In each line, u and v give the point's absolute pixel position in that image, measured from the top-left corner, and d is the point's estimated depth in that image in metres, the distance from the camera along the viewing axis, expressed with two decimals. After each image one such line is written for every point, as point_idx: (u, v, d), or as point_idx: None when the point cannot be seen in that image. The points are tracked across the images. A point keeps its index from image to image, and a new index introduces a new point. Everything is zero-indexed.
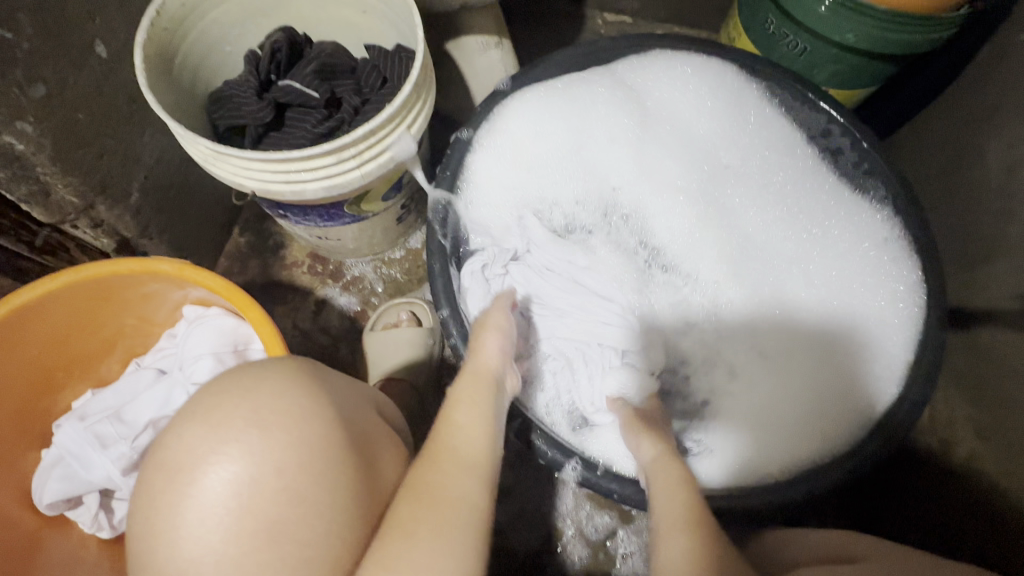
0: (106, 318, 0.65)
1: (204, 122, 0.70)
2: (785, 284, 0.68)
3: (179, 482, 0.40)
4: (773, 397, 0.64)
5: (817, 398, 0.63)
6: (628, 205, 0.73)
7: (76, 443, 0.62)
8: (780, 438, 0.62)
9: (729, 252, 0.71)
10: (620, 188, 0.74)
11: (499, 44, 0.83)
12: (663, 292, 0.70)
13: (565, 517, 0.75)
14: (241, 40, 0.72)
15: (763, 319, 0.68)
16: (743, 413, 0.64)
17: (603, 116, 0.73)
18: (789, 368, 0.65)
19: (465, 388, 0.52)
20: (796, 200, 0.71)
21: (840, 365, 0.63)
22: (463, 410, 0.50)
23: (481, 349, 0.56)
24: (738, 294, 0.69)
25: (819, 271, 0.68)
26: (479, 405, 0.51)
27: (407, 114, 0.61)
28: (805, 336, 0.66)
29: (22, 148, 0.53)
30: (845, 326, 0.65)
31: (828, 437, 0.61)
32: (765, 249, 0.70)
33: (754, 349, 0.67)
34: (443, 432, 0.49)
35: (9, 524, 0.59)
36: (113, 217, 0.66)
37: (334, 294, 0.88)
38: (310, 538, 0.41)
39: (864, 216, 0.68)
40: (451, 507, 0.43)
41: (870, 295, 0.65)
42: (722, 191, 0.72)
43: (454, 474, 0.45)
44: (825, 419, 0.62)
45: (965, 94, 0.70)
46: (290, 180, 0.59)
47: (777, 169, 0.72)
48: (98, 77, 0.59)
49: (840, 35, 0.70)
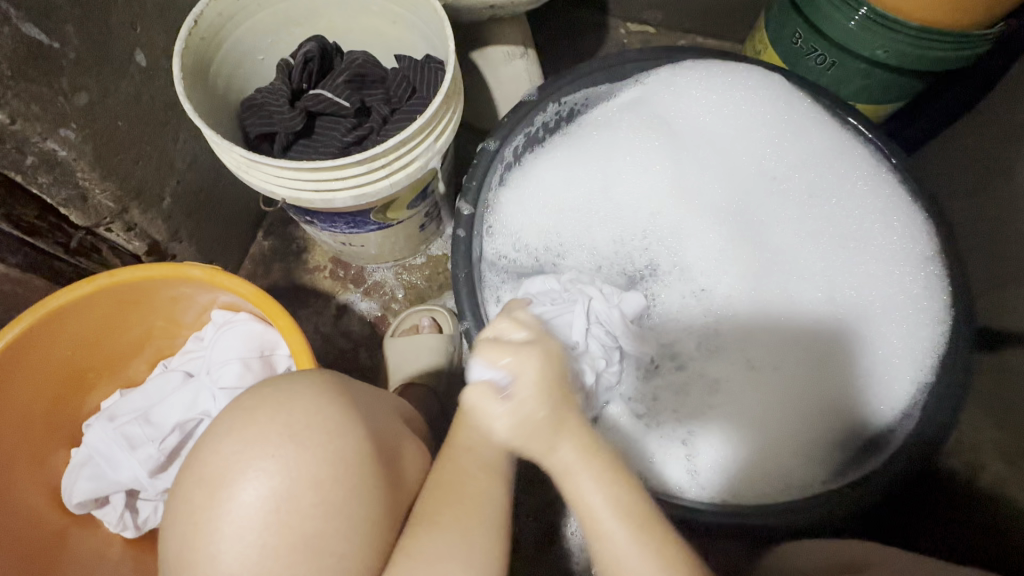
0: (136, 320, 0.66)
1: (235, 129, 0.71)
2: (801, 299, 0.69)
3: (214, 488, 0.41)
4: (780, 417, 0.66)
5: (816, 417, 0.66)
6: (652, 227, 0.75)
7: (104, 443, 0.63)
8: (777, 452, 0.65)
9: (753, 274, 0.71)
10: (642, 212, 0.75)
11: (525, 54, 0.84)
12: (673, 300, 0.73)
13: (583, 529, 0.75)
14: (273, 49, 0.73)
15: (775, 338, 0.69)
16: (747, 429, 0.66)
17: (623, 145, 0.75)
18: (795, 388, 0.67)
19: (473, 397, 0.51)
20: (828, 226, 0.70)
21: (847, 392, 0.65)
22: (482, 435, 0.47)
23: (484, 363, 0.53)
24: (754, 312, 0.70)
25: (839, 288, 0.68)
26: (488, 413, 0.50)
27: (437, 125, 0.62)
28: (822, 361, 0.67)
29: (64, 154, 0.54)
30: (863, 353, 0.65)
31: (823, 454, 0.64)
32: (789, 276, 0.70)
33: (746, 362, 0.69)
34: (455, 450, 0.47)
35: (39, 521, 0.60)
36: (146, 220, 0.67)
37: (355, 299, 0.89)
38: (338, 557, 0.41)
39: (901, 243, 0.65)
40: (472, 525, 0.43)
41: (905, 332, 0.63)
42: (752, 210, 0.73)
43: (473, 492, 0.45)
44: (819, 438, 0.65)
45: (996, 110, 0.69)
46: (321, 188, 0.60)
47: (817, 184, 0.70)
48: (138, 85, 0.61)
49: (870, 51, 0.69)
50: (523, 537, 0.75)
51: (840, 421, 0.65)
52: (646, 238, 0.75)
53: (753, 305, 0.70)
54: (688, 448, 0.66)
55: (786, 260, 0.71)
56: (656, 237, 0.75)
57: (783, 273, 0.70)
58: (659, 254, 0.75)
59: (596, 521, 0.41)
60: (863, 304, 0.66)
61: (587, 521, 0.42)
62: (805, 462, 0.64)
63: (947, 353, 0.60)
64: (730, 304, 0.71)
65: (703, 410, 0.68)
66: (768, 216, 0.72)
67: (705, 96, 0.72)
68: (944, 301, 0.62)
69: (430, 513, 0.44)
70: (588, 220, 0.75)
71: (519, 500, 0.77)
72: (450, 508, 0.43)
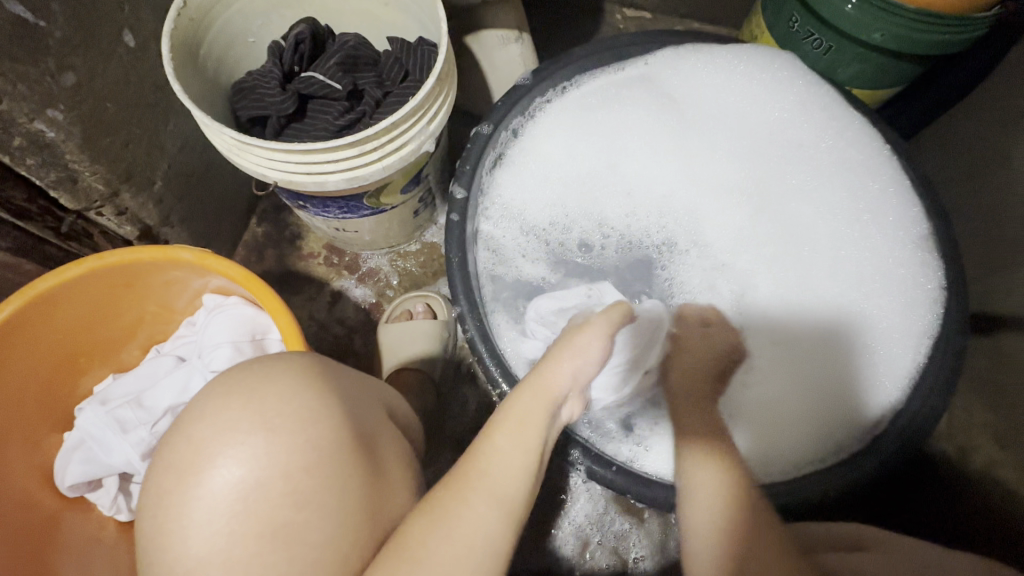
0: (128, 305, 0.66)
1: (226, 112, 0.71)
2: (814, 280, 0.68)
3: (206, 467, 0.41)
4: (789, 397, 0.64)
5: (835, 398, 0.63)
6: (667, 206, 0.73)
7: (97, 427, 0.63)
8: (791, 435, 0.62)
9: (770, 254, 0.70)
10: (655, 191, 0.73)
11: (519, 39, 0.83)
12: (692, 275, 0.71)
13: (578, 514, 0.76)
14: (264, 31, 0.72)
15: (785, 319, 0.67)
16: (757, 412, 0.64)
17: (633, 123, 0.73)
18: (811, 370, 0.65)
19: (522, 406, 0.43)
20: (835, 209, 0.69)
21: (861, 376, 0.63)
22: (511, 447, 0.43)
23: (552, 366, 0.45)
24: (776, 292, 0.69)
25: (846, 269, 0.67)
26: (527, 432, 0.43)
27: (429, 107, 0.61)
28: (836, 346, 0.65)
29: (52, 135, 0.54)
30: (870, 335, 0.64)
31: (840, 436, 0.61)
32: (810, 259, 0.69)
33: (776, 339, 0.67)
34: (482, 454, 0.43)
35: (33, 503, 0.60)
36: (137, 204, 0.67)
37: (349, 285, 0.88)
38: (321, 539, 0.41)
39: (896, 220, 0.65)
40: (461, 560, 0.39)
41: (901, 312, 0.63)
42: (769, 187, 0.72)
43: (478, 506, 0.41)
44: (836, 422, 0.62)
45: (993, 95, 0.69)
46: (313, 171, 0.60)
47: (826, 165, 0.70)
48: (126, 66, 0.60)
49: (867, 35, 0.69)
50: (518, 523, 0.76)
51: (863, 404, 0.61)
52: (662, 217, 0.73)
53: (774, 285, 0.69)
54: (656, 440, 0.63)
55: (798, 237, 0.70)
56: (671, 216, 0.73)
57: (801, 254, 0.69)
58: (677, 230, 0.73)
59: (693, 484, 0.49)
60: (873, 288, 0.65)
61: (691, 505, 0.48)
62: (817, 437, 0.62)
63: (943, 337, 0.60)
64: (752, 283, 0.70)
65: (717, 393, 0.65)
66: (781, 196, 0.71)
67: (712, 80, 0.73)
68: (937, 277, 0.62)
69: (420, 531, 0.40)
70: (598, 195, 0.73)
71: None
72: (434, 532, 0.40)
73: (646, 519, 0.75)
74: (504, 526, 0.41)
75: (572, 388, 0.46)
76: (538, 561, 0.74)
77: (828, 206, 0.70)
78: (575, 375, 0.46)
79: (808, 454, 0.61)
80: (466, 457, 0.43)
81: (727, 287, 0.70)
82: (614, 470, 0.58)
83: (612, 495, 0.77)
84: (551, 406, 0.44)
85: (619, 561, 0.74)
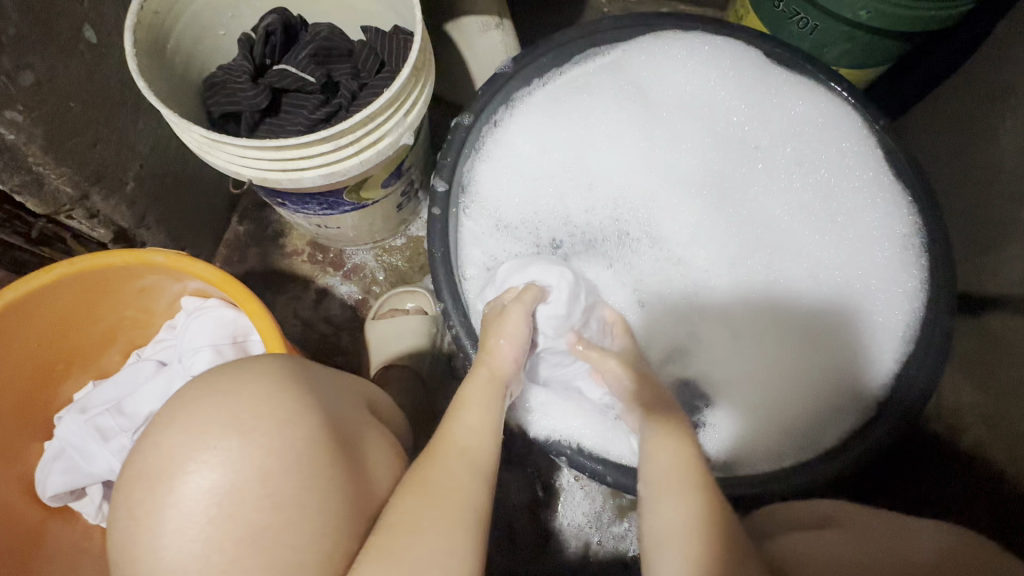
0: (104, 310, 0.64)
1: (199, 108, 0.69)
2: (778, 275, 0.67)
3: (179, 478, 0.40)
4: (762, 382, 0.65)
5: (805, 384, 0.63)
6: (624, 197, 0.72)
7: (77, 435, 0.62)
8: (766, 427, 0.63)
9: (729, 249, 0.69)
10: (613, 182, 0.72)
11: (500, 25, 0.81)
12: (650, 265, 0.70)
13: (573, 506, 0.76)
14: (235, 23, 0.70)
15: (747, 310, 0.67)
16: (744, 403, 0.64)
17: (601, 119, 0.72)
18: (775, 358, 0.65)
19: (475, 387, 0.52)
20: (813, 201, 0.68)
21: (833, 367, 0.63)
22: (474, 420, 0.50)
23: (496, 353, 0.54)
24: (729, 283, 0.68)
25: (826, 261, 0.66)
26: (487, 407, 0.51)
27: (405, 99, 0.60)
28: (795, 339, 0.65)
29: (13, 138, 0.52)
30: (846, 331, 0.63)
31: (821, 420, 0.62)
32: (777, 252, 0.68)
33: (731, 330, 0.67)
34: (445, 432, 0.49)
35: (15, 516, 0.59)
36: (109, 207, 0.65)
37: (335, 283, 0.87)
38: (298, 543, 0.40)
39: (884, 215, 0.64)
40: (454, 513, 0.43)
41: (881, 301, 0.63)
42: (739, 176, 0.70)
43: (452, 473, 0.45)
44: (808, 405, 0.62)
45: (981, 71, 0.67)
46: (288, 168, 0.58)
47: (819, 151, 0.68)
48: (89, 64, 0.58)
49: (852, 12, 0.67)
50: (515, 516, 0.76)
51: (828, 393, 0.62)
52: (617, 208, 0.72)
53: (731, 281, 0.68)
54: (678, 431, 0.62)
55: (769, 235, 0.68)
56: (628, 207, 0.72)
57: (761, 241, 0.68)
58: (631, 221, 0.72)
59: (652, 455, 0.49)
60: (846, 280, 0.65)
61: (656, 473, 0.48)
62: (780, 432, 0.62)
63: (930, 321, 0.59)
64: (702, 276, 0.69)
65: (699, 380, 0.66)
66: (749, 174, 0.70)
67: (684, 74, 0.71)
68: (919, 270, 0.62)
69: (408, 503, 0.43)
70: (563, 180, 0.72)
71: (509, 480, 0.77)
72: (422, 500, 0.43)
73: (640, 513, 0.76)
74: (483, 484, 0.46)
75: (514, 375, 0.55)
76: (533, 555, 0.75)
77: (802, 196, 0.69)
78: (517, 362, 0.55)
79: (779, 450, 0.61)
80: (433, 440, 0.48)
81: (679, 276, 0.70)
82: (621, 471, 0.57)
83: (606, 489, 0.76)
84: (500, 384, 0.53)
85: (614, 555, 0.74)
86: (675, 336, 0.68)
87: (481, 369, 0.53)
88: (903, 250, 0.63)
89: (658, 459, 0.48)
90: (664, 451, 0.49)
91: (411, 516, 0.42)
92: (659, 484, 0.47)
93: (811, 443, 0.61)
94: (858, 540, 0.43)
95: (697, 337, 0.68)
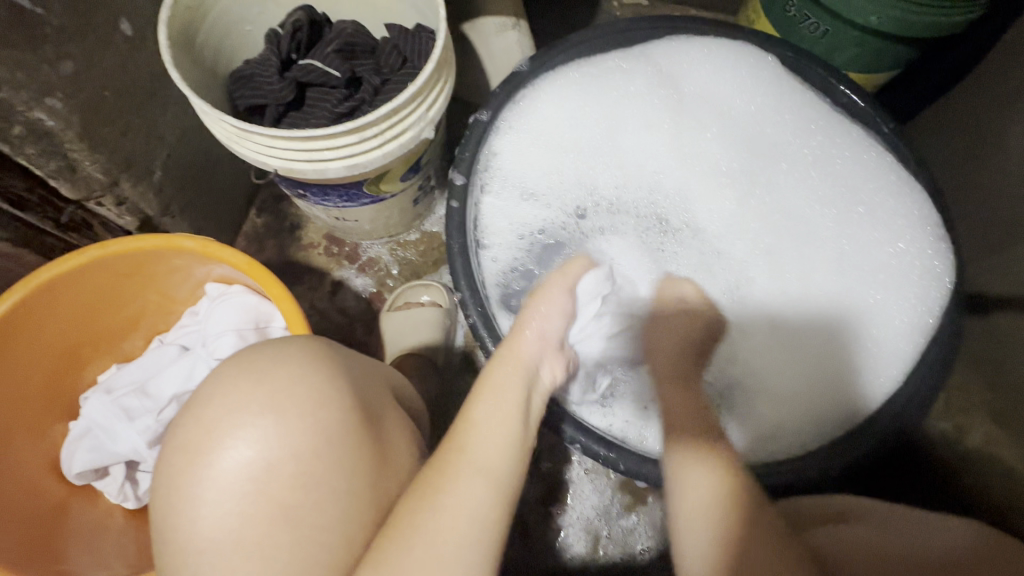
0: (130, 294, 0.66)
1: (225, 101, 0.71)
2: (811, 265, 0.67)
3: (213, 451, 0.41)
4: (790, 374, 0.64)
5: (834, 375, 0.63)
6: (657, 184, 0.72)
7: (103, 415, 0.64)
8: (797, 416, 0.63)
9: (763, 238, 0.70)
10: (646, 168, 0.73)
11: (517, 25, 0.83)
12: (687, 259, 0.70)
13: (583, 497, 0.77)
14: (261, 19, 0.72)
15: (778, 301, 0.67)
16: (765, 396, 0.65)
17: (631, 107, 0.73)
18: (800, 347, 0.66)
19: (497, 375, 0.50)
20: (832, 196, 0.69)
21: (862, 355, 0.63)
22: (489, 422, 0.47)
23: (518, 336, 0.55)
24: (770, 278, 0.68)
25: (856, 260, 0.66)
26: (501, 398, 0.48)
27: (428, 94, 0.61)
28: (829, 328, 0.65)
29: (51, 124, 0.54)
30: (874, 323, 0.64)
31: (846, 409, 0.62)
32: (801, 242, 0.69)
33: (767, 319, 0.67)
34: (463, 429, 0.46)
35: (40, 493, 0.60)
36: (137, 194, 0.66)
37: (350, 275, 0.89)
38: (328, 514, 0.41)
39: (894, 219, 0.66)
40: (460, 519, 0.40)
41: (889, 296, 0.64)
42: (772, 168, 0.71)
43: (464, 478, 0.43)
44: (839, 396, 0.62)
45: (989, 76, 0.69)
46: (313, 159, 0.60)
47: (835, 152, 0.69)
48: (123, 55, 0.60)
49: (863, 18, 0.69)
50: (527, 507, 0.77)
51: (855, 388, 0.62)
52: (653, 195, 0.72)
53: (770, 273, 0.68)
54: None
55: (797, 225, 0.69)
56: (663, 194, 0.72)
57: (796, 236, 0.69)
58: (669, 209, 0.72)
59: (687, 488, 0.46)
60: (869, 274, 0.66)
61: (692, 506, 0.45)
62: (797, 415, 0.63)
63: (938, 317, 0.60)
64: (746, 265, 0.69)
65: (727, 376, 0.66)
66: (779, 172, 0.71)
67: (710, 68, 0.72)
68: (930, 272, 0.63)
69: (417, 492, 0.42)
70: (592, 170, 0.73)
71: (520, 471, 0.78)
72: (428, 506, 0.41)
73: (648, 506, 0.77)
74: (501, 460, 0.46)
75: (540, 351, 0.54)
76: (544, 545, 0.76)
77: (830, 199, 0.69)
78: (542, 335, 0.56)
79: (794, 433, 0.62)
80: (447, 438, 0.46)
81: (722, 268, 0.70)
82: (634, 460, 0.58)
83: (616, 482, 0.78)
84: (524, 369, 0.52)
85: (623, 548, 0.75)
86: (716, 334, 0.67)
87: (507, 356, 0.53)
88: (916, 249, 0.64)
89: (695, 492, 0.45)
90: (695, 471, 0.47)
91: (414, 516, 0.41)
92: (688, 514, 0.45)
93: (818, 430, 0.62)
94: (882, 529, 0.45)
95: (744, 327, 0.67)
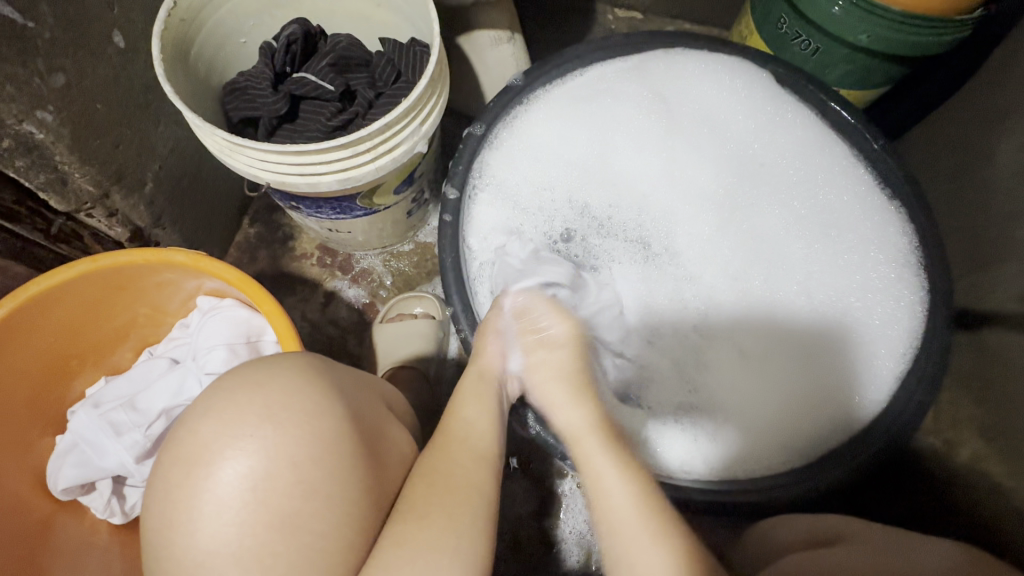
0: (119, 307, 0.65)
1: (218, 112, 0.71)
2: (789, 288, 0.68)
3: (198, 472, 0.41)
4: (771, 397, 0.64)
5: (809, 396, 0.64)
6: (645, 208, 0.72)
7: (90, 430, 0.63)
8: (776, 439, 0.63)
9: (743, 264, 0.70)
10: (634, 190, 0.73)
11: (511, 39, 0.83)
12: (665, 284, 0.70)
13: (576, 512, 0.77)
14: (256, 31, 0.72)
15: (757, 321, 0.67)
16: (745, 417, 0.64)
17: (620, 125, 0.73)
18: (776, 368, 0.66)
19: (471, 385, 0.56)
20: (814, 224, 0.70)
21: (835, 373, 0.64)
22: (473, 413, 0.53)
23: (483, 351, 0.59)
24: (732, 299, 0.69)
25: (832, 277, 0.67)
26: (484, 401, 0.55)
27: (422, 109, 0.62)
28: (804, 345, 0.66)
29: (41, 136, 0.53)
30: (855, 342, 0.65)
31: (823, 430, 0.62)
32: (778, 263, 0.69)
33: (738, 349, 0.67)
34: (450, 424, 0.52)
35: (26, 507, 0.59)
36: (128, 206, 0.66)
37: (343, 286, 0.88)
38: (315, 537, 0.41)
39: (879, 238, 0.66)
40: (464, 499, 0.45)
41: (883, 317, 0.64)
42: (753, 192, 0.71)
43: (464, 461, 0.48)
44: (814, 415, 0.63)
45: (978, 94, 0.70)
46: (306, 172, 0.59)
47: (816, 173, 0.70)
48: (116, 66, 0.60)
49: (853, 36, 0.69)
50: (520, 521, 0.77)
51: (837, 409, 0.62)
52: (641, 216, 0.72)
53: (741, 295, 0.69)
54: (671, 440, 0.63)
55: (771, 246, 0.70)
56: (649, 217, 0.72)
57: (778, 256, 0.69)
58: (653, 234, 0.72)
59: (601, 499, 0.48)
60: (849, 294, 0.66)
61: (614, 515, 0.46)
62: (779, 437, 0.63)
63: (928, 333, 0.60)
64: (713, 292, 0.69)
65: (707, 397, 0.65)
66: (760, 195, 0.71)
67: (703, 90, 0.73)
68: (917, 292, 0.64)
69: (420, 490, 0.45)
70: (581, 188, 0.73)
71: (513, 486, 0.78)
72: (437, 489, 0.45)
73: None
74: (488, 468, 0.48)
75: (505, 366, 0.59)
76: (536, 561, 0.75)
77: (815, 219, 0.70)
78: (502, 354, 0.59)
79: (778, 455, 0.62)
80: (437, 434, 0.52)
81: (695, 300, 0.69)
82: None
83: None
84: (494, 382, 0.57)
85: None
86: (695, 356, 0.67)
87: (474, 368, 0.58)
88: (897, 269, 0.65)
89: (612, 493, 0.47)
90: (602, 464, 0.50)
91: (419, 505, 0.44)
92: (618, 529, 0.45)
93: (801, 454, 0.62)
94: (862, 551, 0.45)
95: (727, 345, 0.67)
